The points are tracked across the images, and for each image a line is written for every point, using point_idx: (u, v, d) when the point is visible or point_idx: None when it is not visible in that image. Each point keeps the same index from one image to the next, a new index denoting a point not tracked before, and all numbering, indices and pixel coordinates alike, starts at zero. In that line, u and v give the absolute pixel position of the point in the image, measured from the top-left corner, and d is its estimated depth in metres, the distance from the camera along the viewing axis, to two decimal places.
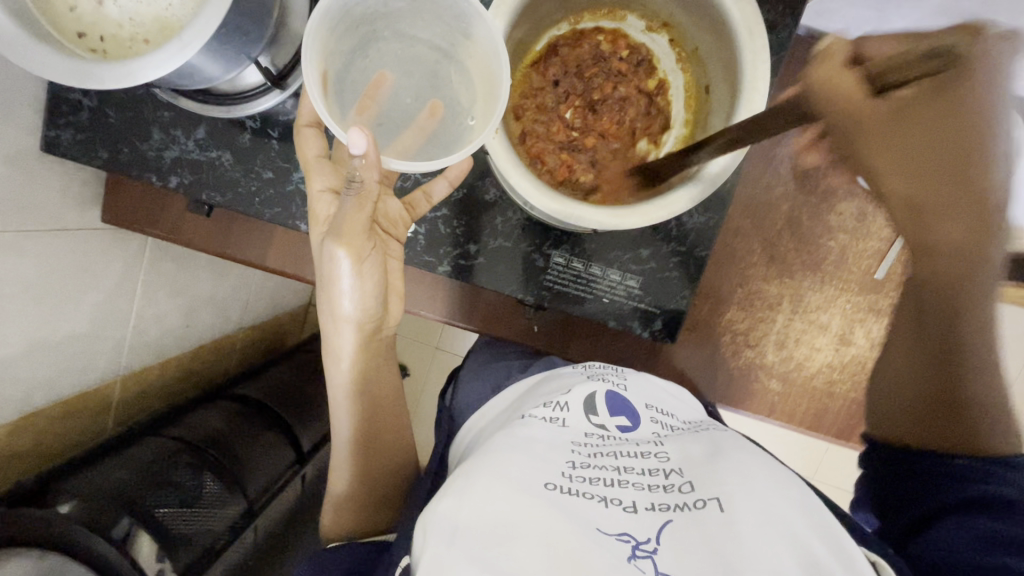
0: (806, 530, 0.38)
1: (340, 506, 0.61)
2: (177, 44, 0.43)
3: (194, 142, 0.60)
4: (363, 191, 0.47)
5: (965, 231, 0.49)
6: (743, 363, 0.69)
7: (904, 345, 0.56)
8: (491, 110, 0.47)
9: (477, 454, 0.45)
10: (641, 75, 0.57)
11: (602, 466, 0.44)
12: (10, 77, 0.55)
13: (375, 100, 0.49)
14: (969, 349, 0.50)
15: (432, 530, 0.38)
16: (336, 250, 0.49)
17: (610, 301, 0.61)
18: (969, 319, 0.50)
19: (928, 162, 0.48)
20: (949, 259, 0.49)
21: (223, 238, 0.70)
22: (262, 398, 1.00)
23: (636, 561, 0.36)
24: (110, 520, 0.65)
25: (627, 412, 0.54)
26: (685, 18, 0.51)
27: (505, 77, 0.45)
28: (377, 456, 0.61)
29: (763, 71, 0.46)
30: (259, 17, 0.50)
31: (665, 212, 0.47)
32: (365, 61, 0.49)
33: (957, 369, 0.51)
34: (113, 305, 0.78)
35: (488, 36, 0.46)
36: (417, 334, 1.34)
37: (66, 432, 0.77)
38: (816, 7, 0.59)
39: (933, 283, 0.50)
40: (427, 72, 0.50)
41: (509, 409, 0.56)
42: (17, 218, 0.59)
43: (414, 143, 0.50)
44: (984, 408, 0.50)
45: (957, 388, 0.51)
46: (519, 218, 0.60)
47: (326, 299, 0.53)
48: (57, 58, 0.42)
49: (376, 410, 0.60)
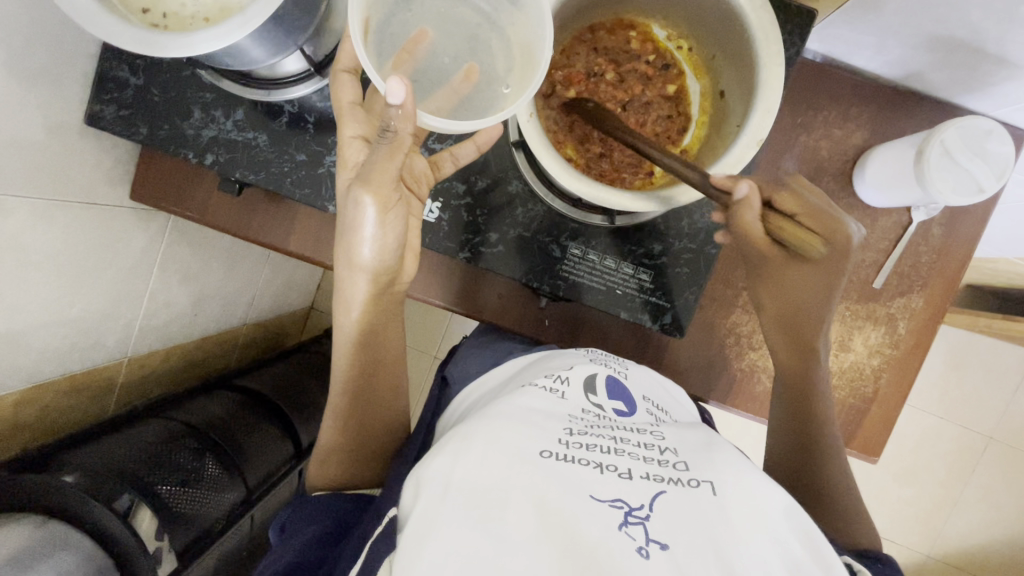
0: (785, 531, 0.39)
1: (330, 458, 0.62)
2: (238, 19, 0.46)
3: (233, 123, 0.63)
4: (396, 142, 0.48)
5: (802, 356, 0.63)
6: (746, 365, 0.72)
7: (777, 426, 0.65)
8: (528, 78, 0.50)
9: (475, 419, 0.45)
10: (670, 79, 0.61)
11: (599, 436, 0.44)
12: (64, 50, 0.58)
13: (411, 55, 0.52)
14: (828, 444, 0.61)
15: (426, 486, 0.39)
16: (362, 197, 0.50)
17: (623, 293, 0.64)
18: (824, 417, 0.62)
19: (799, 298, 0.60)
20: (808, 376, 0.63)
21: (246, 219, 0.72)
22: (263, 390, 1.00)
23: (627, 527, 0.37)
24: (111, 494, 0.65)
25: (622, 396, 0.54)
26: (707, 34, 0.56)
27: (545, 47, 0.48)
28: (374, 410, 0.62)
29: (778, 73, 0.50)
30: (310, 8, 0.54)
31: (670, 204, 0.51)
32: (407, 15, 0.52)
33: (815, 455, 0.61)
34: (130, 284, 0.79)
35: (537, 6, 0.49)
36: (418, 341, 1.35)
37: (70, 407, 0.77)
38: (819, 31, 0.65)
39: (786, 382, 0.65)
40: (466, 35, 0.54)
41: (508, 382, 0.57)
42: (52, 185, 0.61)
43: (447, 104, 0.53)
44: (834, 484, 0.60)
45: (814, 470, 0.61)
46: (538, 210, 0.63)
47: (346, 245, 0.54)
48: (122, 25, 0.45)
49: (380, 369, 0.62)
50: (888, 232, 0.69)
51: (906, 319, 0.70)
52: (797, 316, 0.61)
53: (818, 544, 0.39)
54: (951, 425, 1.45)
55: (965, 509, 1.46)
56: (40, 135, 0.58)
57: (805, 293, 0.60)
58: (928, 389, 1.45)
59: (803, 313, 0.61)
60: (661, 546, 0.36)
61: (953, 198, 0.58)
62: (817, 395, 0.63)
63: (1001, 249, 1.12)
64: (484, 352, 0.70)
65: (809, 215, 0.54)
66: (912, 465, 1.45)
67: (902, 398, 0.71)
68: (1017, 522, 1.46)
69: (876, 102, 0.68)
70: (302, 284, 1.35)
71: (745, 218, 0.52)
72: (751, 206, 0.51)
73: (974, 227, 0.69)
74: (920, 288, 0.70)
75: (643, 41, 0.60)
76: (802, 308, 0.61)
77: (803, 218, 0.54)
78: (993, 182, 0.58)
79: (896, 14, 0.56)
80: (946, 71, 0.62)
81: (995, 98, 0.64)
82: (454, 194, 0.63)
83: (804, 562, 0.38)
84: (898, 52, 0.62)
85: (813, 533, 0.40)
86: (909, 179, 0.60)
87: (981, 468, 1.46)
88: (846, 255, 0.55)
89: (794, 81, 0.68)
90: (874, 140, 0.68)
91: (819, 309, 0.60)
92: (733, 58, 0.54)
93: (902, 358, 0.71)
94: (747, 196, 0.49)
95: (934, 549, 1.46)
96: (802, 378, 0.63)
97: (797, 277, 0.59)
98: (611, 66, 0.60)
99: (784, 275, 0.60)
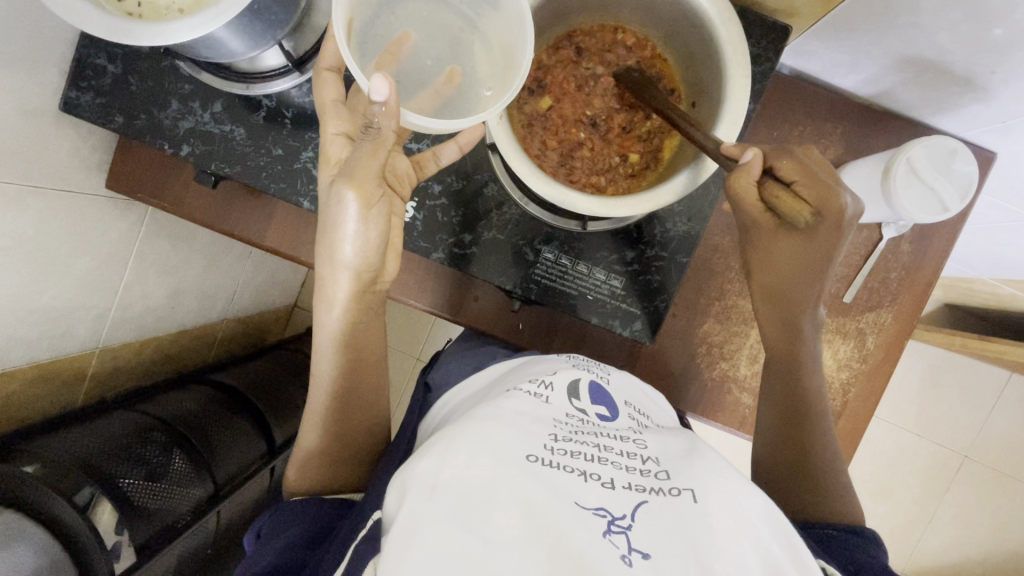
0: (765, 534, 0.38)
1: (310, 460, 0.61)
2: (212, 10, 0.46)
3: (210, 115, 0.63)
4: (379, 138, 0.49)
5: (790, 319, 0.61)
6: (717, 375, 0.72)
7: (769, 398, 0.64)
8: (508, 82, 0.51)
9: (461, 420, 0.44)
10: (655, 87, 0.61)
11: (584, 442, 0.44)
12: (41, 35, 0.58)
13: (395, 57, 0.52)
14: (817, 422, 0.61)
15: (409, 488, 0.38)
16: (345, 193, 0.50)
17: (594, 299, 0.64)
18: (812, 396, 0.62)
19: (787, 266, 0.58)
20: (793, 353, 0.62)
21: (223, 213, 0.72)
22: (240, 386, 0.99)
23: (610, 536, 0.37)
24: (74, 486, 0.65)
25: (606, 402, 0.53)
26: (678, 42, 0.57)
27: (526, 57, 0.48)
28: (353, 412, 0.62)
29: (742, 85, 0.51)
30: (290, 4, 0.54)
31: (624, 211, 0.51)
32: (391, 18, 0.53)
33: (801, 433, 0.61)
34: (103, 274, 0.78)
35: (518, 12, 0.50)
36: (400, 342, 1.34)
37: (38, 396, 0.75)
38: (793, 48, 0.67)
39: (778, 356, 0.63)
40: (449, 38, 0.54)
41: (490, 387, 0.57)
42: (25, 169, 0.61)
43: (429, 105, 0.53)
44: (825, 470, 0.59)
45: (800, 450, 0.61)
46: (513, 213, 0.64)
47: (329, 241, 0.54)
48: (94, 13, 0.45)
49: (364, 369, 0.61)
50: (859, 248, 0.70)
51: (874, 334, 0.71)
52: (785, 303, 0.61)
53: (796, 553, 0.39)
54: (927, 442, 1.46)
55: (938, 526, 1.47)
56: (14, 119, 0.58)
57: (802, 271, 0.58)
58: (904, 405, 1.46)
59: (785, 290, 0.60)
60: (644, 555, 0.36)
61: (918, 216, 0.59)
62: (804, 371, 0.62)
63: (974, 270, 1.14)
64: (462, 354, 0.69)
65: (807, 184, 0.53)
66: (887, 481, 1.46)
67: (869, 411, 0.71)
68: (989, 540, 1.47)
69: (849, 120, 0.69)
70: (284, 283, 1.33)
71: (743, 187, 0.53)
72: (752, 173, 0.51)
73: (942, 244, 0.70)
74: (889, 303, 0.71)
75: (629, 49, 0.61)
76: (798, 278, 0.58)
77: (800, 186, 0.54)
78: (957, 202, 0.59)
79: (866, 34, 0.58)
80: (916, 91, 0.64)
81: (962, 118, 0.65)
82: (430, 194, 0.63)
83: (784, 564, 0.38)
84: (870, 71, 0.64)
85: (794, 539, 0.39)
86: (877, 198, 0.62)
87: (955, 486, 1.47)
88: (837, 233, 0.54)
89: (768, 94, 0.69)
90: (845, 157, 0.69)
91: (812, 286, 0.59)
92: (703, 67, 0.55)
93: (870, 372, 0.71)
94: (750, 162, 0.51)
95: (907, 566, 1.46)
96: (783, 353, 0.62)
97: (784, 250, 0.57)
98: (596, 70, 0.60)
99: (772, 251, 0.58)
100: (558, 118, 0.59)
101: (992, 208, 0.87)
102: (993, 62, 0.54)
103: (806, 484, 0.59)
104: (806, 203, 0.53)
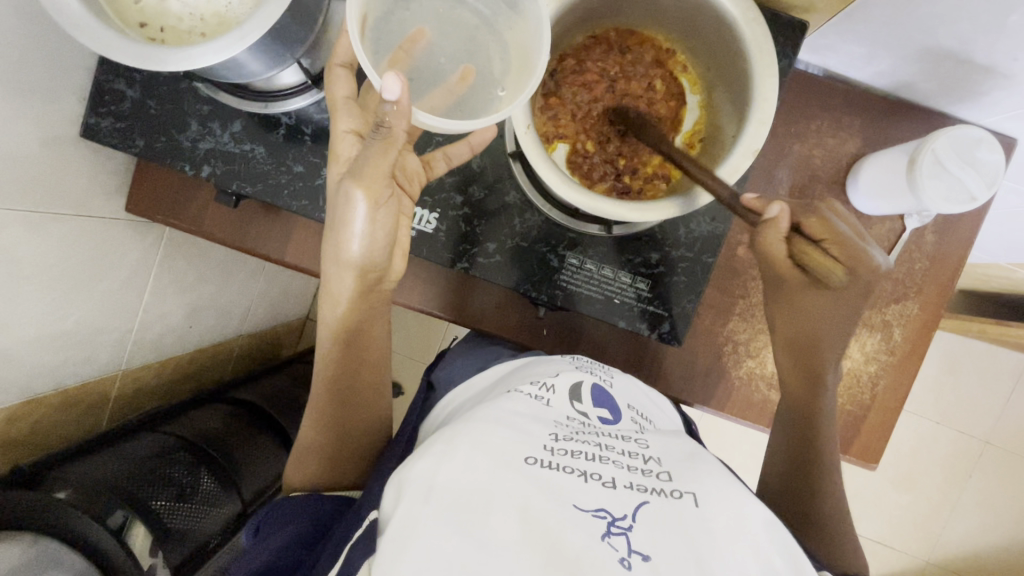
0: (767, 545, 0.38)
1: (307, 458, 0.61)
2: (236, 33, 0.46)
3: (230, 135, 0.64)
4: (389, 138, 0.47)
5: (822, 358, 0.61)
6: (743, 373, 0.72)
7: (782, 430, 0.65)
8: (523, 81, 0.51)
9: (458, 422, 0.43)
10: (674, 88, 0.61)
11: (584, 441, 0.43)
12: (60, 63, 0.59)
13: (408, 54, 0.52)
14: (819, 464, 0.62)
15: (407, 491, 0.37)
16: (352, 192, 0.50)
17: (620, 303, 0.64)
18: (823, 441, 0.62)
19: (824, 324, 0.59)
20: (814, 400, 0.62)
21: (241, 231, 0.72)
22: (258, 401, 0.99)
23: (609, 538, 0.36)
24: (106, 510, 0.64)
25: (608, 405, 0.53)
26: (698, 41, 0.57)
27: (540, 57, 0.49)
28: (351, 411, 0.61)
29: (771, 85, 0.50)
30: (308, 22, 0.54)
31: (648, 218, 0.51)
32: (406, 14, 0.52)
33: (810, 477, 0.61)
34: (123, 297, 0.78)
35: (535, 11, 0.50)
36: (414, 350, 1.34)
37: (58, 424, 0.75)
38: (810, 43, 0.67)
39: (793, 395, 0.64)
40: (465, 36, 0.54)
41: (489, 390, 0.56)
42: (47, 197, 0.61)
43: (442, 103, 0.53)
44: (831, 522, 0.59)
45: (806, 496, 0.61)
46: (536, 220, 0.64)
47: (335, 238, 0.53)
48: (121, 41, 0.45)
49: (361, 364, 0.61)
50: (883, 238, 0.69)
51: (901, 326, 0.70)
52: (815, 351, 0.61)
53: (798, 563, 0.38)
54: (948, 429, 1.45)
55: (961, 513, 1.46)
56: (34, 147, 0.58)
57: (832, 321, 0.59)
58: (923, 393, 1.45)
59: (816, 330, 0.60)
60: (643, 557, 0.35)
61: (943, 205, 0.59)
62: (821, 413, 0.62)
63: (990, 255, 1.13)
64: (465, 355, 0.69)
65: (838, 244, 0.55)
66: (909, 470, 1.45)
67: (898, 404, 0.71)
68: (1016, 526, 1.46)
69: (867, 112, 0.69)
70: (298, 294, 1.33)
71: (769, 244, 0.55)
72: (778, 229, 0.53)
73: (966, 235, 0.70)
74: (914, 294, 0.70)
75: (650, 56, 0.61)
76: (827, 326, 0.59)
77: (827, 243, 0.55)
78: (983, 191, 0.59)
79: (885, 26, 0.57)
80: (935, 81, 0.63)
81: (984, 106, 0.65)
82: (452, 205, 0.63)
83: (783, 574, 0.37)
84: (889, 63, 0.63)
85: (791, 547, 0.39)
86: (904, 187, 0.61)
87: (977, 473, 1.46)
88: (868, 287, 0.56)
89: (788, 89, 0.69)
90: (867, 149, 0.69)
91: (838, 330, 0.59)
92: (729, 74, 0.55)
93: (899, 364, 0.71)
94: (776, 216, 0.53)
95: (933, 555, 1.45)
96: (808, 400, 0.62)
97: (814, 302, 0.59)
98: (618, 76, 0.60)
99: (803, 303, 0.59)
100: (588, 113, 0.60)
101: (1010, 194, 0.86)
102: (1014, 50, 0.54)
103: (810, 521, 0.59)
104: (837, 262, 0.56)
